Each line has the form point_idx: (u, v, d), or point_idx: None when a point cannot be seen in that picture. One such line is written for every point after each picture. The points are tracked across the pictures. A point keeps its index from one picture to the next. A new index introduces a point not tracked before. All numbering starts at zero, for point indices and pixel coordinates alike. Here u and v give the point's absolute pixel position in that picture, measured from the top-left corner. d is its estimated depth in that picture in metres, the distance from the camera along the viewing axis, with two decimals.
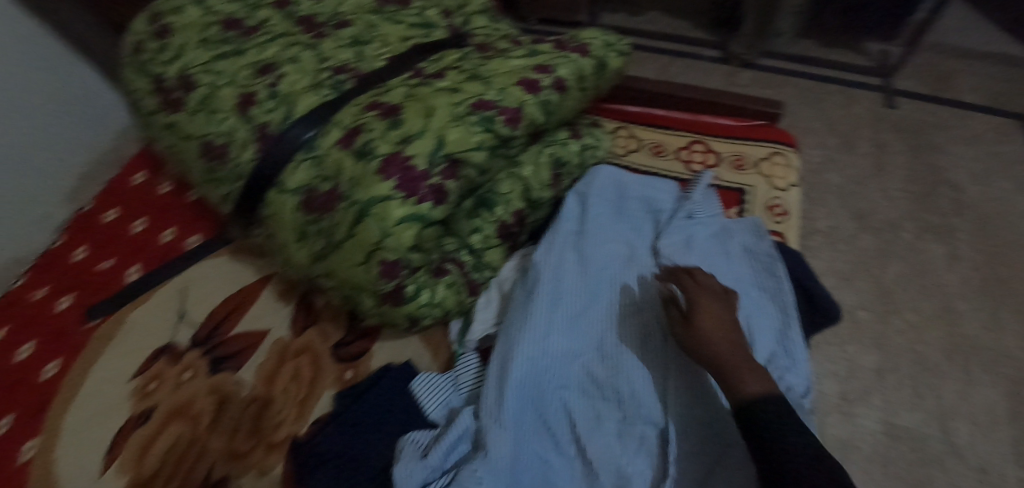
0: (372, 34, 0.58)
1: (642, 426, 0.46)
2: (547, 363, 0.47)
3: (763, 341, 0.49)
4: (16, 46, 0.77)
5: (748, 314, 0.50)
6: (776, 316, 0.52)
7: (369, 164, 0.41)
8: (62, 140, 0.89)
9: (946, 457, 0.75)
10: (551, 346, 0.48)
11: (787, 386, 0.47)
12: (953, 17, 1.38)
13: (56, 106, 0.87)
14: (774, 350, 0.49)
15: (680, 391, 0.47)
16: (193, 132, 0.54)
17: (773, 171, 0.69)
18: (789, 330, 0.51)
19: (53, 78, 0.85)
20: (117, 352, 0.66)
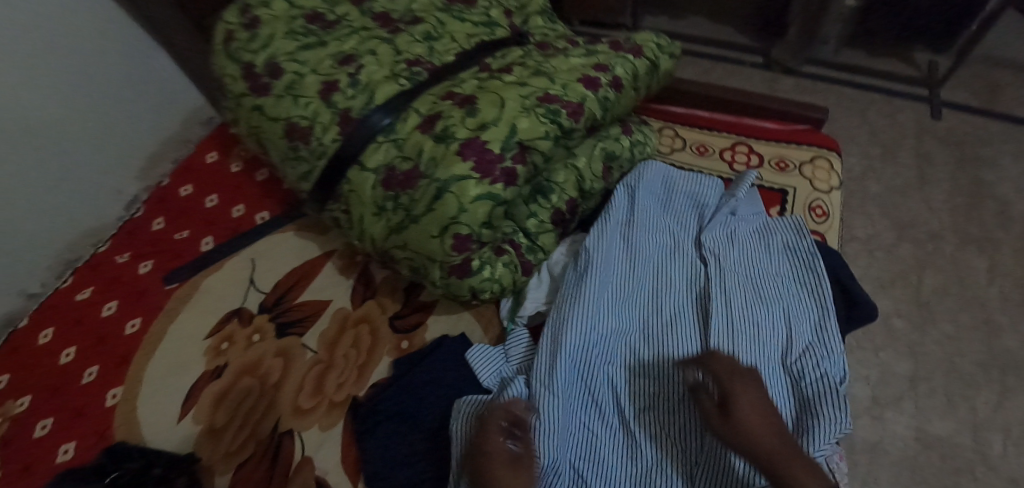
0: (442, 31, 0.63)
1: (683, 403, 0.50)
2: (593, 340, 0.53)
3: (799, 332, 0.53)
4: (103, 37, 0.86)
5: (785, 308, 0.54)
6: (815, 307, 0.54)
7: (449, 146, 0.46)
8: (139, 121, 0.98)
9: (976, 466, 0.77)
10: (598, 323, 0.53)
11: (823, 372, 0.48)
12: (1009, 26, 1.35)
13: (134, 87, 0.95)
14: (812, 341, 0.52)
15: None
16: (279, 114, 0.59)
17: (816, 174, 0.71)
18: (827, 321, 0.53)
19: (132, 61, 0.92)
20: (194, 313, 0.74)
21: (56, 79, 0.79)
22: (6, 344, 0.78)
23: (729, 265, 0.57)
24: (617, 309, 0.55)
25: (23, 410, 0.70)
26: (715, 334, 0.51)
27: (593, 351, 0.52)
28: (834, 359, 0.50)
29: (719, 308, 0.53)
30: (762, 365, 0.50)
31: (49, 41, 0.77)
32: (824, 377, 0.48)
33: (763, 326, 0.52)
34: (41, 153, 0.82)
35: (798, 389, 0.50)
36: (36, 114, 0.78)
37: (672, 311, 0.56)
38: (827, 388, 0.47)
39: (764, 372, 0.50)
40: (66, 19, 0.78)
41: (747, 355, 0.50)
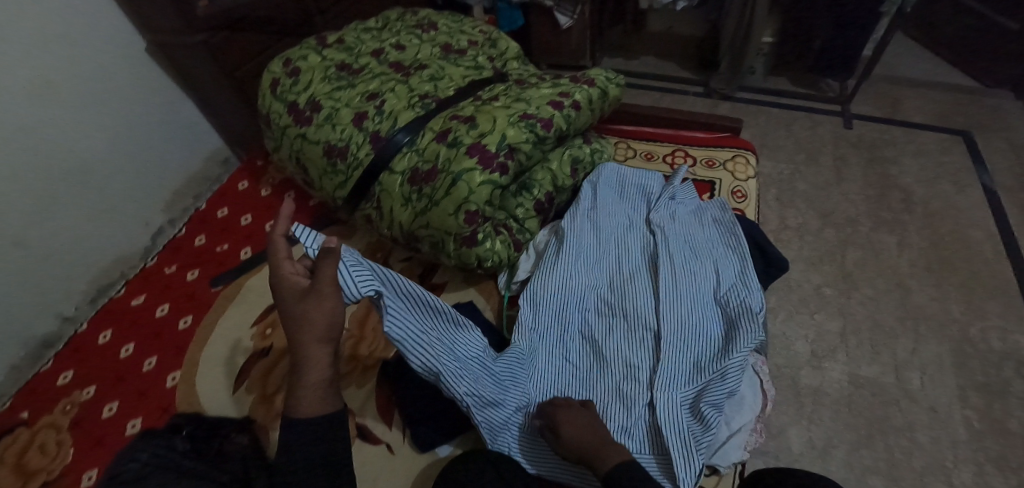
0: (443, 73, 0.82)
1: (641, 331, 0.65)
2: (569, 292, 0.70)
3: (724, 278, 0.70)
4: (139, 91, 1.05)
5: (714, 261, 0.72)
6: (736, 260, 0.72)
7: (458, 150, 0.63)
8: (169, 164, 1.16)
9: (901, 399, 0.93)
10: (573, 279, 0.70)
11: (745, 301, 0.66)
12: (896, 56, 1.68)
13: (165, 130, 1.13)
14: (734, 284, 0.69)
15: (667, 303, 0.66)
16: (320, 139, 0.77)
17: (736, 168, 0.91)
18: (747, 268, 0.71)
19: (164, 110, 1.12)
20: (240, 307, 0.87)
21: (99, 125, 0.98)
22: (70, 345, 0.90)
23: (671, 233, 0.75)
24: (585, 270, 0.72)
25: (90, 397, 0.81)
26: (662, 281, 0.68)
27: (568, 300, 0.69)
28: (753, 292, 0.67)
29: (665, 263, 0.70)
30: (698, 300, 0.67)
31: (91, 94, 0.96)
32: (743, 303, 0.65)
33: (698, 274, 0.70)
34: (86, 186, 0.98)
35: (726, 315, 0.66)
36: (82, 151, 0.96)
37: (630, 270, 0.72)
38: (745, 311, 0.64)
39: (700, 305, 0.67)
40: (105, 77, 0.98)
41: (686, 293, 0.67)
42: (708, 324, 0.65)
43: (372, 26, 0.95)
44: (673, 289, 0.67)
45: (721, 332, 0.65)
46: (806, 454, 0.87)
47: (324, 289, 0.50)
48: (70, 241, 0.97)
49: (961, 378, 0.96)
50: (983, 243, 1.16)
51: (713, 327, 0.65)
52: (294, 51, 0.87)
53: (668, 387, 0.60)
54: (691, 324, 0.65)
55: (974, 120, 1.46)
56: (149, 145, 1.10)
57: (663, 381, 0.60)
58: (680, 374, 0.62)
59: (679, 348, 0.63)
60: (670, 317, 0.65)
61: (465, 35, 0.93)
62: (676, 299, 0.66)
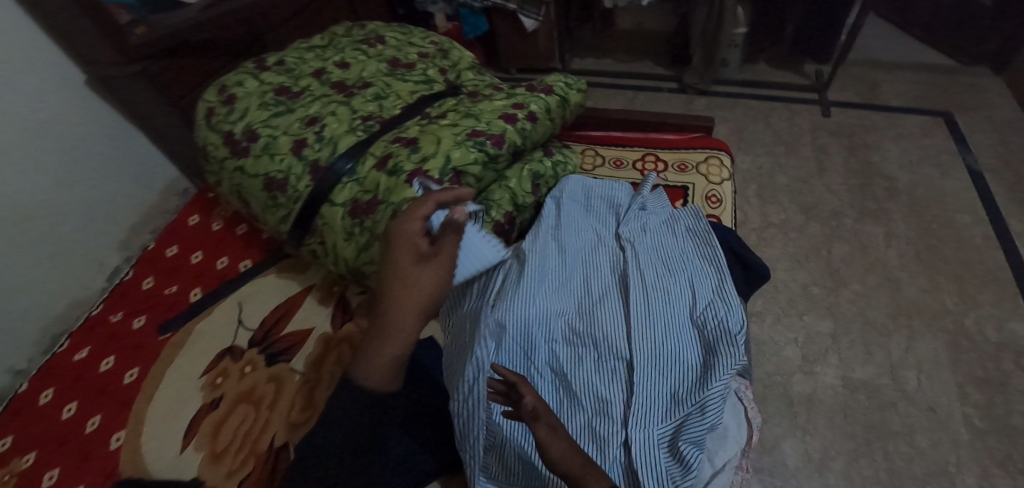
0: (389, 91, 0.76)
1: (613, 361, 0.60)
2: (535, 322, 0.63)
3: (701, 293, 0.65)
4: (83, 125, 0.99)
5: (690, 275, 0.67)
6: (713, 272, 0.67)
7: (398, 178, 0.58)
8: (121, 200, 1.09)
9: (898, 401, 0.89)
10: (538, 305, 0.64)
11: (723, 320, 0.60)
12: (872, 38, 1.65)
13: (114, 165, 1.07)
14: (712, 300, 0.64)
15: (639, 329, 0.61)
16: (258, 171, 0.71)
17: (710, 170, 0.86)
18: (725, 281, 0.65)
19: (112, 142, 1.05)
20: (189, 355, 0.81)
21: (41, 166, 0.92)
22: (9, 407, 0.82)
23: (642, 249, 0.70)
24: (552, 295, 0.66)
25: (28, 465, 0.73)
26: (633, 303, 0.63)
27: (534, 330, 0.62)
28: (732, 309, 0.62)
29: (636, 283, 0.65)
30: (673, 322, 0.62)
31: (30, 134, 0.89)
32: (721, 323, 0.60)
33: (672, 292, 0.64)
34: (30, 231, 0.92)
35: (703, 337, 0.61)
36: (24, 194, 0.89)
37: (600, 291, 0.67)
38: (724, 333, 0.59)
39: (676, 328, 0.61)
40: (44, 114, 0.91)
41: (661, 316, 0.62)
42: (685, 348, 0.60)
43: (316, 44, 0.89)
44: (645, 311, 0.62)
45: (699, 357, 0.59)
46: (802, 468, 0.83)
47: (445, 260, 0.53)
48: (16, 292, 0.91)
49: (958, 373, 0.91)
50: (971, 229, 1.12)
51: (691, 351, 0.60)
52: (230, 77, 0.81)
53: (645, 424, 0.55)
54: (667, 351, 0.59)
55: (953, 100, 1.43)
56: (98, 182, 1.04)
57: (637, 418, 0.55)
58: (656, 408, 0.57)
59: (653, 379, 0.58)
60: (643, 345, 0.60)
61: (415, 47, 0.88)
62: (649, 322, 0.61)
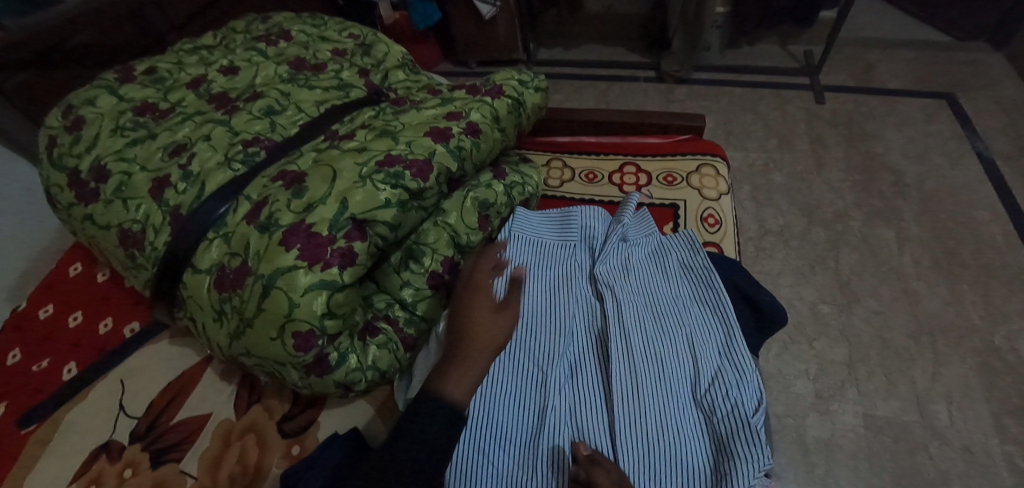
0: (286, 102, 0.59)
1: None
2: (488, 423, 0.47)
3: (704, 357, 0.50)
4: None
5: (687, 331, 0.51)
6: (718, 328, 0.52)
7: (272, 236, 0.40)
8: None
9: (929, 441, 0.75)
10: (490, 398, 0.48)
11: (734, 400, 0.45)
12: (861, 15, 1.52)
13: None
14: (718, 367, 0.49)
15: (623, 420, 0.45)
16: (109, 221, 0.52)
17: (704, 182, 0.72)
18: (735, 340, 0.50)
19: None
20: (53, 458, 0.60)
21: None
22: None
23: (625, 297, 0.54)
24: (506, 380, 0.49)
25: None
26: (617, 385, 0.47)
27: (488, 434, 0.46)
28: (745, 383, 0.47)
29: (619, 353, 0.49)
30: (671, 406, 0.46)
31: None
32: (734, 407, 0.45)
33: (664, 359, 0.49)
34: None
35: (711, 422, 0.46)
36: None
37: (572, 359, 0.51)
38: (738, 423, 0.44)
39: (675, 413, 0.46)
40: None
41: (653, 400, 0.46)
42: (689, 443, 0.45)
43: (204, 44, 0.71)
44: (629, 392, 0.47)
45: (709, 453, 0.44)
46: None
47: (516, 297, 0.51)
48: None
49: (994, 403, 0.79)
50: (990, 227, 0.99)
51: (697, 444, 0.45)
52: (80, 93, 0.61)
53: None
54: (666, 449, 0.44)
55: (954, 80, 1.30)
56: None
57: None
58: None
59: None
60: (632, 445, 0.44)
61: (329, 43, 0.70)
62: (638, 406, 0.46)
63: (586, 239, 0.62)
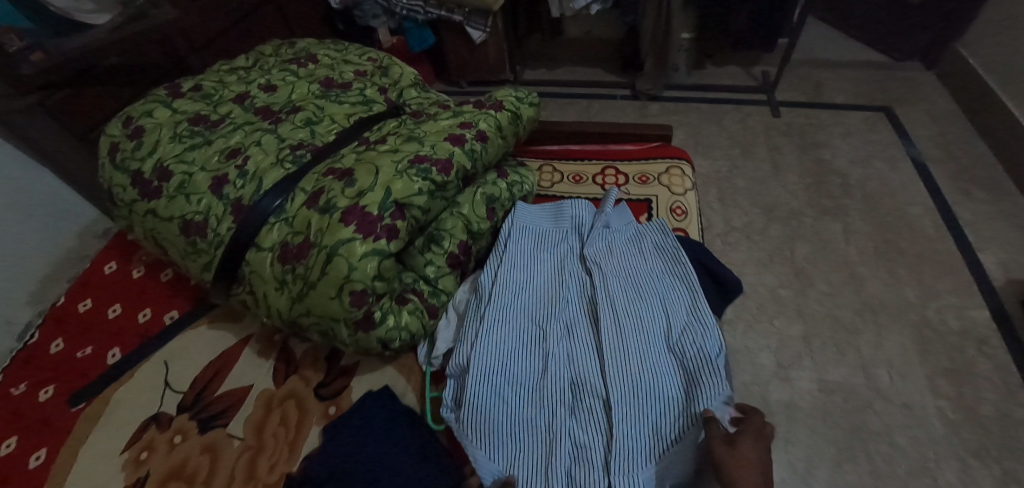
0: (321, 115, 0.69)
1: (589, 400, 0.55)
2: (502, 371, 0.57)
3: (676, 315, 0.61)
4: None
5: (662, 296, 0.63)
6: (685, 292, 0.63)
7: (332, 216, 0.51)
8: (34, 247, 0.94)
9: (874, 400, 0.88)
10: (502, 349, 0.59)
11: (701, 346, 0.57)
12: (811, 39, 1.71)
13: (16, 210, 0.90)
14: (687, 322, 0.60)
15: (613, 363, 0.56)
16: (172, 213, 0.61)
17: (673, 181, 0.84)
18: (699, 301, 0.62)
19: (16, 188, 0.90)
20: (107, 428, 0.68)
21: None
22: None
23: (610, 271, 0.65)
24: (515, 336, 0.60)
25: None
26: (605, 338, 0.58)
27: (502, 379, 0.57)
28: (710, 333, 0.58)
29: (606, 314, 0.60)
30: (650, 353, 0.57)
31: None
32: (700, 350, 0.56)
33: (643, 317, 0.60)
34: None
35: (682, 365, 0.57)
36: None
37: (568, 319, 0.62)
38: (704, 361, 0.55)
39: (655, 358, 0.57)
40: None
41: (635, 349, 0.57)
42: (664, 381, 0.55)
43: (239, 65, 0.81)
44: (615, 343, 0.58)
45: (681, 388, 0.55)
46: (790, 481, 0.80)
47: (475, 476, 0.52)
48: None
49: (928, 366, 0.92)
50: (923, 220, 1.15)
51: (671, 382, 0.55)
52: (137, 106, 0.71)
53: (628, 469, 0.52)
54: (646, 386, 0.55)
55: (892, 95, 1.49)
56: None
57: (620, 463, 0.52)
58: (638, 450, 0.53)
59: (634, 418, 0.54)
60: (619, 383, 0.55)
61: (351, 65, 0.81)
62: (623, 352, 0.57)
63: (575, 227, 0.74)
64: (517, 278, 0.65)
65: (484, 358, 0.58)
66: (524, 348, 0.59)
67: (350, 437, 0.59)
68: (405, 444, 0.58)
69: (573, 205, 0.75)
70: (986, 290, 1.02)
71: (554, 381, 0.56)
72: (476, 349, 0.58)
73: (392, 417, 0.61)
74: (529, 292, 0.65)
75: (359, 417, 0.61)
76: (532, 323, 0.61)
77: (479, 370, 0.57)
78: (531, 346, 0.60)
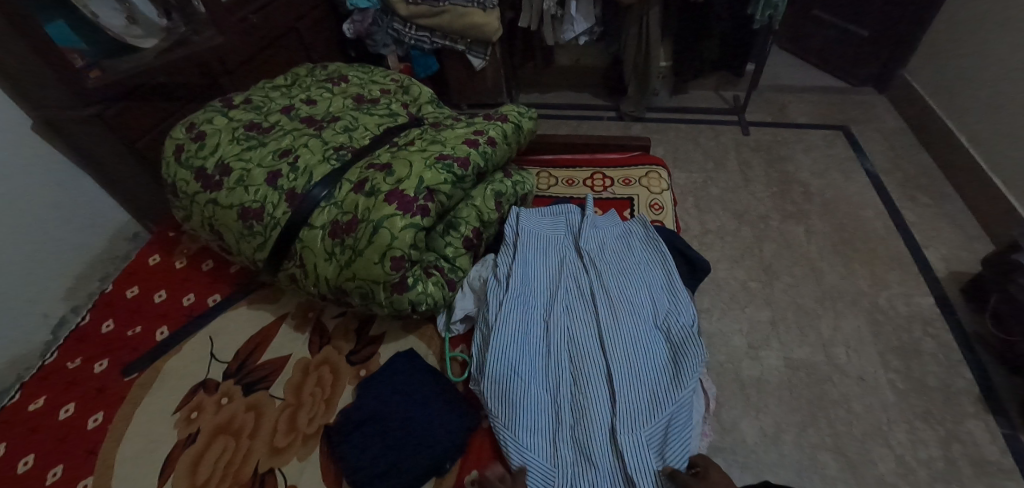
0: (357, 124, 0.82)
1: (593, 371, 0.66)
2: (518, 348, 0.68)
3: (661, 301, 0.74)
4: (44, 169, 0.95)
5: (648, 285, 0.75)
6: (666, 281, 0.76)
7: (377, 198, 0.64)
8: (78, 244, 1.05)
9: (833, 374, 1.00)
10: (517, 330, 0.69)
11: (682, 325, 0.69)
12: (776, 67, 1.90)
13: (68, 211, 1.01)
14: (669, 306, 0.73)
15: (611, 341, 0.68)
16: (232, 202, 0.73)
17: (651, 183, 0.98)
18: (678, 288, 0.75)
19: (71, 194, 1.01)
20: (160, 394, 0.77)
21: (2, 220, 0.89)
22: (39, 449, 0.72)
23: (603, 264, 0.78)
24: (527, 321, 0.71)
25: None
26: (603, 321, 0.70)
27: (518, 356, 0.67)
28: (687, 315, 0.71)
29: (602, 302, 0.72)
30: (640, 331, 0.69)
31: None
32: (682, 328, 0.69)
33: (633, 302, 0.73)
34: None
35: (669, 342, 0.69)
36: None
37: (570, 306, 0.73)
38: (687, 335, 0.67)
39: (645, 336, 0.69)
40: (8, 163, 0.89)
41: (628, 327, 0.69)
42: (653, 352, 0.68)
43: (281, 83, 0.94)
44: (612, 324, 0.70)
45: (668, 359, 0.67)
46: (760, 443, 0.91)
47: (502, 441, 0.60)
48: None
49: (879, 344, 1.04)
50: (875, 222, 1.30)
51: (659, 354, 0.68)
52: (198, 115, 0.83)
53: (630, 425, 0.62)
54: (639, 358, 0.67)
55: (848, 116, 1.67)
56: (38, 227, 0.96)
57: (621, 420, 0.62)
58: (636, 410, 0.63)
59: (633, 385, 0.65)
60: (617, 357, 0.67)
61: (377, 84, 0.95)
62: (619, 331, 0.69)
63: (572, 229, 0.86)
64: (525, 272, 0.77)
65: (503, 338, 0.68)
66: (535, 331, 0.71)
67: (382, 390, 0.70)
68: (431, 396, 0.69)
69: (570, 213, 0.88)
70: (930, 280, 1.16)
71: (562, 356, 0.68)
72: (495, 331, 0.68)
73: (417, 375, 0.72)
74: (535, 283, 0.76)
75: (388, 374, 0.72)
76: (540, 311, 0.73)
77: (499, 348, 0.67)
78: (542, 331, 0.71)
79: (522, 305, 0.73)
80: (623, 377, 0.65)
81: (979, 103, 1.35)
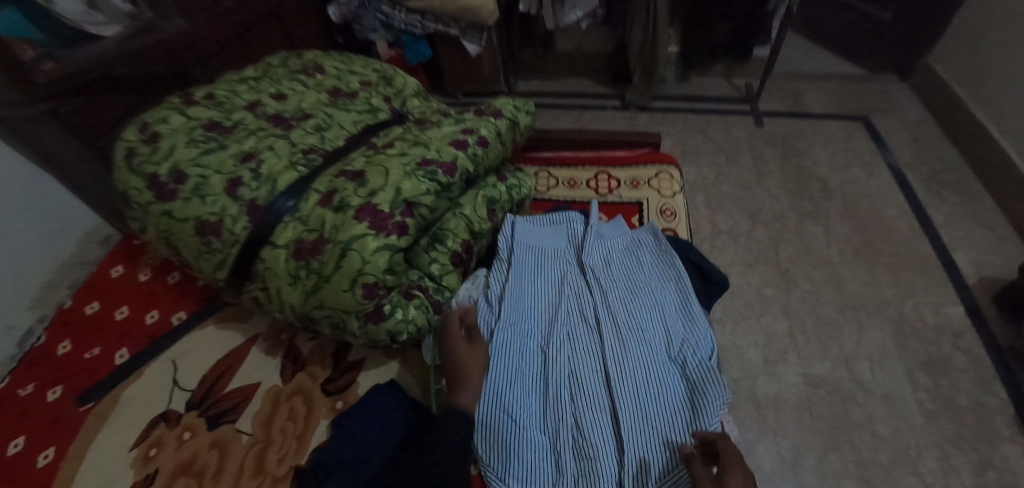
0: (330, 122, 0.73)
1: (597, 412, 0.58)
2: (512, 385, 0.60)
3: (675, 325, 0.65)
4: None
5: (660, 306, 0.67)
6: (681, 302, 0.67)
7: (346, 214, 0.55)
8: (41, 252, 0.96)
9: (857, 393, 0.92)
10: (511, 363, 0.62)
11: (699, 356, 0.61)
12: (790, 52, 1.79)
13: (27, 218, 0.92)
14: (684, 332, 0.64)
15: (618, 376, 0.60)
16: (189, 214, 0.63)
17: (661, 184, 0.89)
18: (694, 310, 0.66)
19: (30, 200, 0.92)
20: (116, 427, 0.69)
21: None
22: None
23: (608, 283, 0.69)
24: (523, 351, 0.64)
25: None
26: (609, 353, 0.62)
27: (513, 394, 0.60)
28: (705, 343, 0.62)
29: (607, 329, 0.64)
30: (651, 363, 0.61)
31: None
32: (699, 361, 0.60)
33: (643, 328, 0.64)
34: None
35: (684, 377, 0.60)
36: None
37: (572, 331, 0.65)
38: (705, 371, 0.59)
39: (656, 369, 0.61)
40: None
41: (637, 359, 0.61)
42: (666, 389, 0.60)
43: (249, 75, 0.84)
44: (619, 355, 0.61)
45: (683, 397, 0.59)
46: (778, 470, 0.83)
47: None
48: None
49: (905, 358, 0.96)
50: (899, 222, 1.21)
51: (672, 391, 0.59)
52: (152, 113, 0.74)
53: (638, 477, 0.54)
54: (650, 396, 0.59)
55: (868, 105, 1.56)
56: None
57: (629, 471, 0.54)
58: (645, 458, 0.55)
59: (643, 429, 0.57)
60: (625, 396, 0.59)
61: (356, 76, 0.85)
62: (627, 364, 0.61)
63: (574, 239, 0.77)
64: (521, 291, 0.68)
65: (496, 374, 0.61)
66: (532, 363, 0.63)
67: (358, 430, 0.62)
68: (413, 438, 0.62)
69: (572, 221, 0.79)
70: (959, 287, 1.08)
71: (563, 392, 0.60)
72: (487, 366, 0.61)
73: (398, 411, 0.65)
74: (533, 303, 0.68)
75: (366, 410, 0.64)
76: (538, 337, 0.65)
77: (492, 386, 0.61)
78: (540, 361, 0.63)
79: (517, 332, 0.65)
80: (631, 419, 0.57)
81: (1013, 92, 1.25)
